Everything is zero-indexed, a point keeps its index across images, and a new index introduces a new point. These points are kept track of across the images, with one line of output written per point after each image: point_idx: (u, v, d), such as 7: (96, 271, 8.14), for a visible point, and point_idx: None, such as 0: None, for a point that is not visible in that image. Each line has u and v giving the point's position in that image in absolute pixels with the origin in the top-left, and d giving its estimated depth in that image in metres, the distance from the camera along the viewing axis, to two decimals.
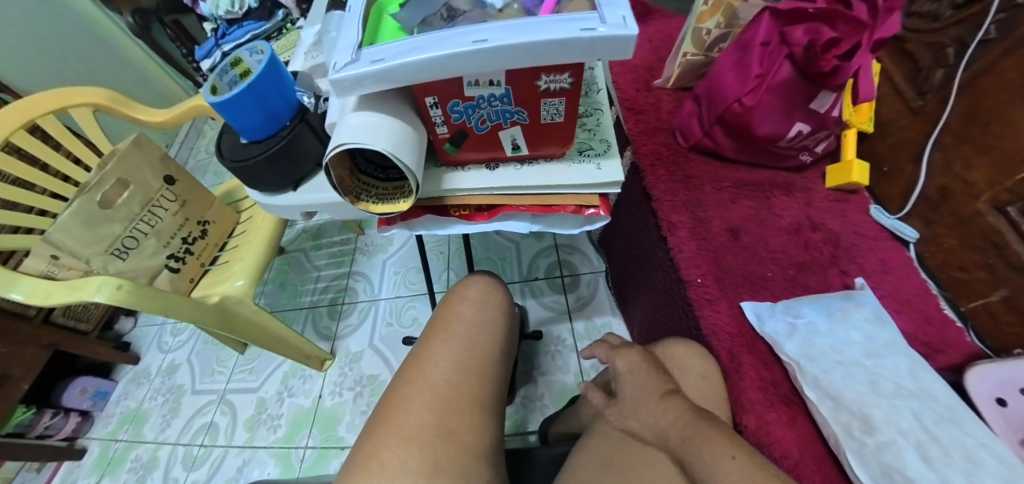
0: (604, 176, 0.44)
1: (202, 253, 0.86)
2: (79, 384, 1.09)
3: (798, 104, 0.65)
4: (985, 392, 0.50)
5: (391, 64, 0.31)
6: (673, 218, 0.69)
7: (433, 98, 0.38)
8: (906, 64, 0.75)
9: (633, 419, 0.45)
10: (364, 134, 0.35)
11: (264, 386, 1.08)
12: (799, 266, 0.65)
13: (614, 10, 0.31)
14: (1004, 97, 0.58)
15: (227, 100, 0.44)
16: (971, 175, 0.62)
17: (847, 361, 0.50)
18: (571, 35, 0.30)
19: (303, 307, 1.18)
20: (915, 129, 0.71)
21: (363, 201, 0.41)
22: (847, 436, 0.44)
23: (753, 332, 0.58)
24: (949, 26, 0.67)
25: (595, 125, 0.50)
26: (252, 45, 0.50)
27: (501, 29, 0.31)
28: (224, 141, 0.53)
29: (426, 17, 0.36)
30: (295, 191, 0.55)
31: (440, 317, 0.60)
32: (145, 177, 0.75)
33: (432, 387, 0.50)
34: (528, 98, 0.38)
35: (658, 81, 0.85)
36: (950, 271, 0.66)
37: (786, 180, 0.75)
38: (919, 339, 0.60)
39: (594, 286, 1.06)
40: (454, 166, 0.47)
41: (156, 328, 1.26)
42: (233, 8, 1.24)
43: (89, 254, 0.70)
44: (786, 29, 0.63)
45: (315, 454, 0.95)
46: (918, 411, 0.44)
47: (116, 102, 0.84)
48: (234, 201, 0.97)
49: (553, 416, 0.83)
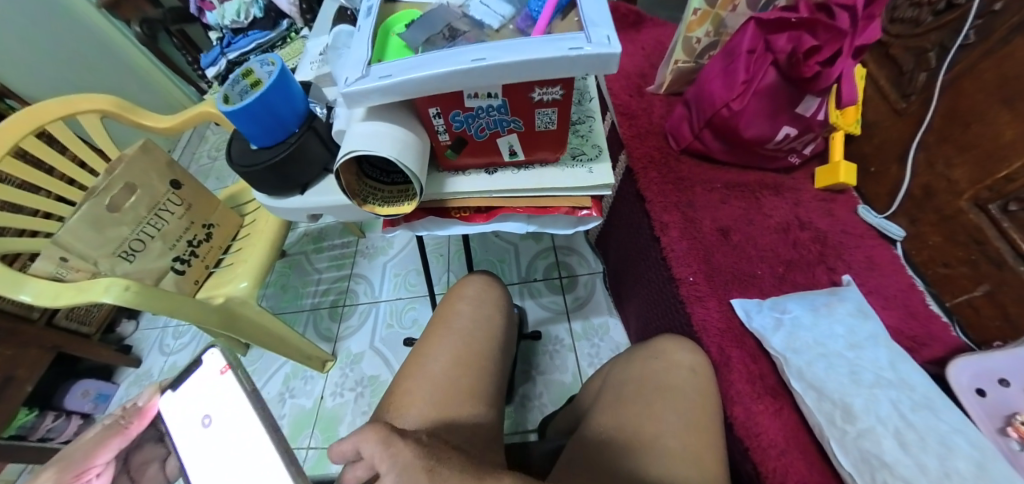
0: (595, 179, 0.47)
1: (207, 255, 0.88)
2: (81, 386, 1.12)
3: (783, 108, 0.67)
4: (965, 382, 0.51)
5: (397, 79, 0.33)
6: (665, 218, 0.71)
7: (436, 108, 0.40)
8: (889, 68, 0.78)
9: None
10: (372, 141, 0.37)
11: (266, 387, 1.09)
12: (787, 263, 0.67)
13: (598, 29, 0.33)
14: (983, 99, 0.60)
15: (240, 109, 0.46)
16: (953, 174, 0.65)
17: (830, 354, 0.53)
18: (559, 54, 0.32)
19: (305, 309, 1.19)
20: (900, 130, 0.74)
21: (370, 203, 0.43)
22: (830, 424, 0.47)
23: (741, 327, 0.60)
24: (930, 32, 0.70)
25: (587, 131, 0.52)
26: (263, 56, 0.52)
27: (497, 48, 0.33)
28: (233, 146, 0.55)
29: (430, 37, 0.38)
30: (301, 194, 0.56)
31: (439, 314, 0.62)
32: (152, 181, 0.77)
33: (431, 380, 0.52)
34: (523, 109, 0.40)
35: (651, 87, 0.88)
36: (934, 267, 0.68)
37: (776, 181, 0.77)
38: (904, 333, 0.62)
39: (591, 287, 1.08)
40: (454, 170, 0.49)
41: (158, 331, 1.27)
42: (239, 18, 1.27)
43: (97, 256, 0.72)
44: (770, 37, 0.66)
45: (317, 454, 0.97)
46: (896, 400, 0.46)
47: (124, 108, 0.87)
48: (238, 205, 0.99)
49: (551, 414, 0.85)
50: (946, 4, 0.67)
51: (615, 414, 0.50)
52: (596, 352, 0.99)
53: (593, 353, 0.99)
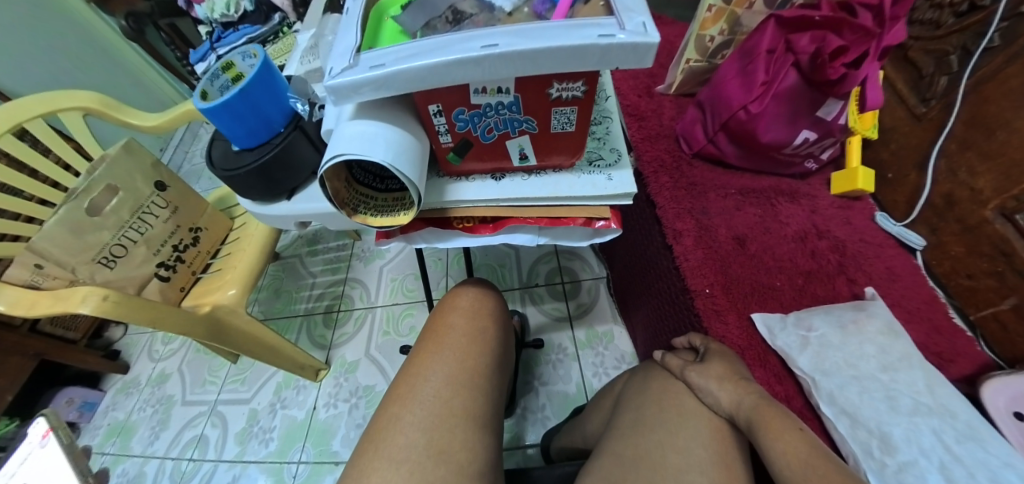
0: (614, 187, 0.43)
1: (194, 261, 0.83)
2: (66, 394, 1.06)
3: (803, 111, 0.64)
4: (1001, 405, 0.50)
5: (392, 70, 0.29)
6: (678, 226, 0.67)
7: (437, 106, 0.36)
8: (907, 71, 0.74)
9: (705, 387, 0.45)
10: (363, 144, 0.33)
11: (257, 397, 1.05)
12: (806, 274, 0.64)
13: (632, 16, 0.30)
14: (1010, 105, 0.57)
15: (219, 106, 0.42)
16: (977, 182, 0.61)
17: (862, 376, 0.50)
18: (588, 41, 0.28)
19: (298, 314, 1.15)
20: (919, 136, 0.70)
21: (361, 213, 0.39)
22: (866, 456, 0.44)
23: (763, 344, 0.58)
24: (950, 34, 0.67)
25: (604, 134, 0.48)
26: (245, 49, 0.49)
27: (513, 34, 0.29)
28: (214, 148, 0.51)
29: (430, 21, 0.34)
30: (289, 200, 0.53)
31: (431, 328, 0.58)
32: (136, 183, 0.73)
33: (421, 404, 0.48)
34: (537, 107, 0.37)
35: (660, 87, 0.84)
36: (957, 278, 0.64)
37: (791, 187, 0.74)
38: (930, 349, 0.59)
39: (595, 293, 1.04)
40: (457, 176, 0.45)
41: (147, 335, 1.22)
42: (228, 11, 1.22)
43: (75, 262, 0.67)
44: (791, 37, 0.63)
45: (308, 469, 0.93)
46: (939, 430, 0.44)
47: (109, 106, 0.83)
48: (226, 207, 0.95)
49: (555, 428, 0.82)
50: (968, 6, 0.64)
51: (636, 444, 0.45)
52: (601, 361, 0.95)
53: (597, 362, 0.95)
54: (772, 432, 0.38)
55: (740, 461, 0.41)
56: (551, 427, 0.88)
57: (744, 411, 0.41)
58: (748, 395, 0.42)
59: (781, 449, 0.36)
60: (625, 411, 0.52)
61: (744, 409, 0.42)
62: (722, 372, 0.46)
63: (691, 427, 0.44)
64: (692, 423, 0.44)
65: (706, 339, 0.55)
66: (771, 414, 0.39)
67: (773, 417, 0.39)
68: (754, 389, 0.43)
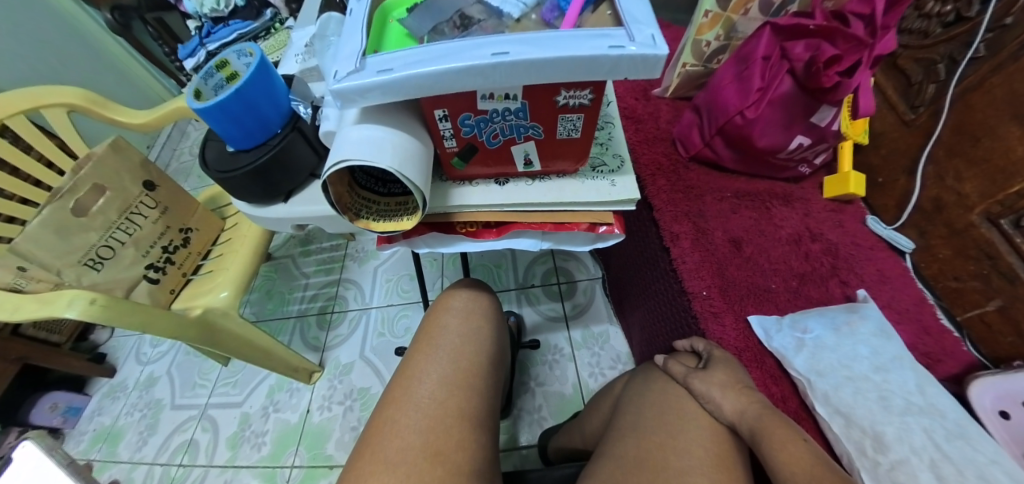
0: (617, 193, 0.43)
1: (184, 262, 0.81)
2: (51, 398, 1.03)
3: (798, 116, 0.65)
4: (988, 404, 0.51)
5: (400, 75, 0.29)
6: (675, 229, 0.68)
7: (443, 111, 0.36)
8: (898, 79, 0.76)
9: (707, 396, 0.46)
10: (369, 150, 0.33)
11: (249, 400, 1.03)
12: (800, 277, 0.65)
13: (641, 27, 0.30)
14: (994, 113, 0.59)
15: (213, 106, 0.41)
16: (963, 187, 0.63)
17: (855, 377, 0.51)
18: (599, 52, 0.28)
19: (291, 316, 1.14)
20: (908, 142, 0.72)
21: (363, 218, 0.39)
22: (861, 455, 0.45)
23: (759, 346, 0.59)
24: (938, 43, 0.68)
25: (607, 139, 0.48)
26: (240, 47, 0.48)
27: (523, 42, 0.29)
28: (208, 149, 0.50)
29: (437, 25, 0.34)
30: (286, 202, 0.52)
31: (425, 329, 0.57)
32: (123, 183, 0.71)
33: (417, 407, 0.48)
34: (544, 114, 0.36)
35: (656, 91, 0.85)
36: (944, 280, 0.66)
37: (785, 191, 0.75)
38: (919, 349, 0.61)
39: (591, 293, 1.05)
40: (460, 181, 0.45)
41: (134, 338, 1.19)
42: (218, 6, 1.20)
43: (61, 265, 0.65)
44: (786, 44, 0.63)
45: (302, 473, 0.92)
46: (930, 429, 0.45)
47: (96, 103, 0.80)
48: (218, 207, 0.93)
49: (553, 428, 0.82)
50: (954, 16, 0.65)
51: (637, 446, 0.45)
52: (597, 361, 0.95)
53: (593, 362, 0.95)
54: (778, 442, 0.38)
55: (742, 467, 0.42)
56: (548, 428, 0.88)
57: (747, 420, 0.42)
58: (751, 403, 0.43)
59: (785, 458, 0.37)
60: (626, 412, 0.52)
61: (748, 414, 0.42)
62: (724, 378, 0.47)
63: (693, 430, 0.45)
64: (690, 429, 0.45)
65: (709, 344, 0.55)
66: (775, 424, 0.40)
67: (776, 427, 0.39)
68: (756, 397, 0.44)
